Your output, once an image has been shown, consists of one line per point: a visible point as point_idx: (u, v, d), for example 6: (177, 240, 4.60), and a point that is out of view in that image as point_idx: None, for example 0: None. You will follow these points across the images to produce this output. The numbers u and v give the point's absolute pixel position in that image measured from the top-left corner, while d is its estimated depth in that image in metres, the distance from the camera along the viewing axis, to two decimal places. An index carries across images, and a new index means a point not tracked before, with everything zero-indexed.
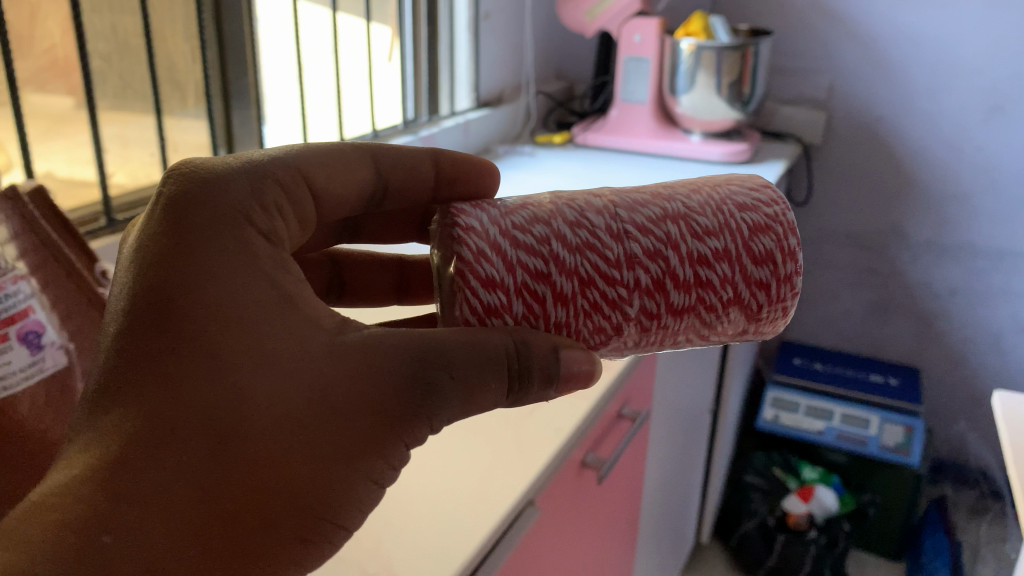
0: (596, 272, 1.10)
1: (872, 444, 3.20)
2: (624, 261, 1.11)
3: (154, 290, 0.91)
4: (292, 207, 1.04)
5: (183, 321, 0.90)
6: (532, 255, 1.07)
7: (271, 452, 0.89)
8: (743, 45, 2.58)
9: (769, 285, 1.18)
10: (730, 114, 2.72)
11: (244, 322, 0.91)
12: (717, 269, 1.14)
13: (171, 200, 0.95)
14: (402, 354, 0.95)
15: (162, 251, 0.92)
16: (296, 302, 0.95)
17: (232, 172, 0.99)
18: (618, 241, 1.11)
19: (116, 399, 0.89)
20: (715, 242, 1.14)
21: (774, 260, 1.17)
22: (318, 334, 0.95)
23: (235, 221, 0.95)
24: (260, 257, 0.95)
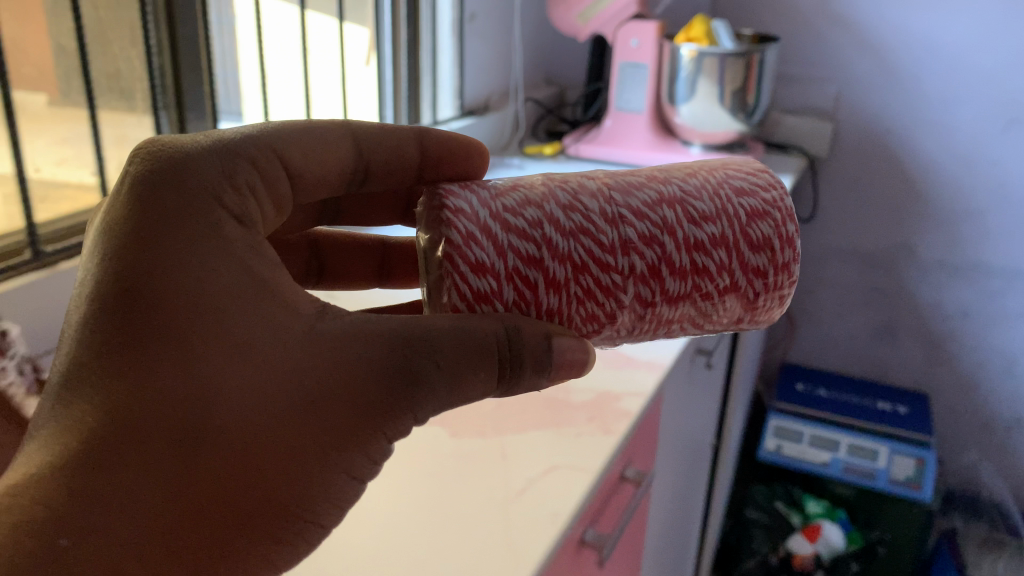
0: (592, 257, 1.08)
1: (881, 477, 3.08)
2: (619, 247, 1.09)
3: (117, 274, 0.92)
4: (266, 185, 1.03)
5: (149, 309, 0.90)
6: (525, 238, 1.05)
7: (239, 448, 0.91)
8: (748, 51, 2.50)
9: (767, 270, 1.17)
10: (733, 124, 2.64)
11: (208, 303, 0.91)
12: (714, 255, 1.13)
13: (140, 181, 0.95)
14: (388, 342, 0.95)
15: (131, 237, 0.93)
16: (271, 286, 0.95)
17: (203, 150, 0.99)
18: (613, 225, 1.09)
19: (85, 382, 0.91)
20: (713, 227, 1.13)
21: (772, 246, 1.16)
22: (296, 321, 0.95)
23: (204, 204, 0.95)
24: (233, 242, 0.95)
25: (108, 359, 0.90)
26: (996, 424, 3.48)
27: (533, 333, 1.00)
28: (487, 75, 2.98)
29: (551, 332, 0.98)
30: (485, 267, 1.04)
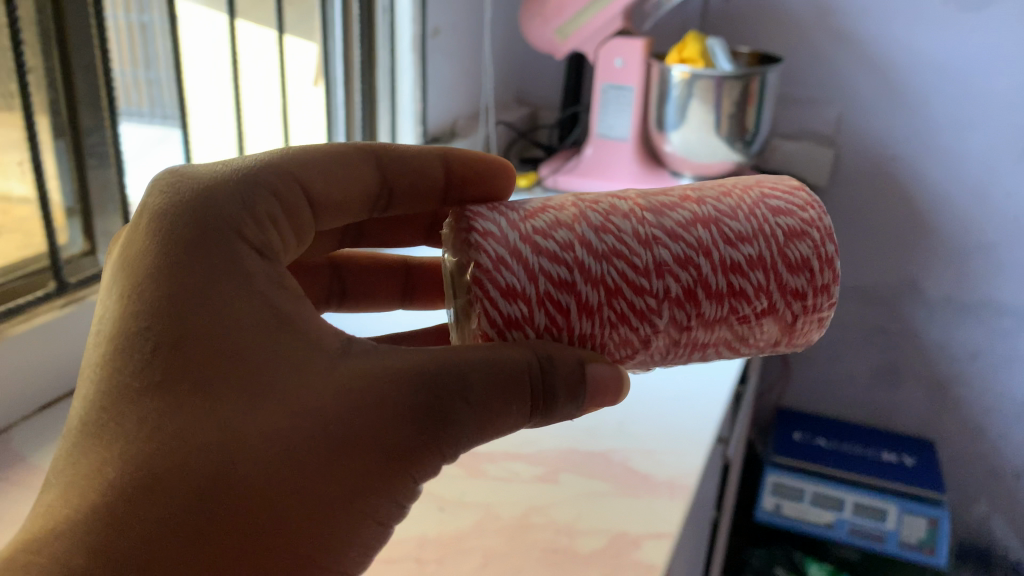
0: (627, 277, 1.00)
1: (889, 540, 2.60)
2: (654, 270, 1.00)
3: (165, 314, 0.92)
4: (288, 216, 1.04)
5: (187, 346, 0.90)
6: (558, 263, 0.98)
7: (267, 488, 0.88)
8: (748, 73, 2.09)
9: (809, 292, 1.06)
10: (729, 157, 2.24)
11: (234, 344, 0.91)
12: (754, 276, 1.03)
13: (168, 217, 0.96)
14: (411, 381, 0.93)
15: (163, 274, 0.93)
16: (294, 324, 0.94)
17: (223, 180, 1.00)
18: (647, 246, 1.00)
19: (116, 413, 0.90)
20: (752, 246, 1.03)
21: (813, 266, 1.06)
22: (318, 356, 0.93)
23: (224, 236, 0.95)
24: (253, 277, 0.95)
25: (142, 395, 0.90)
26: (1003, 470, 3.01)
27: (566, 362, 0.97)
28: (450, 95, 2.66)
29: (584, 360, 0.99)
30: (519, 291, 0.98)
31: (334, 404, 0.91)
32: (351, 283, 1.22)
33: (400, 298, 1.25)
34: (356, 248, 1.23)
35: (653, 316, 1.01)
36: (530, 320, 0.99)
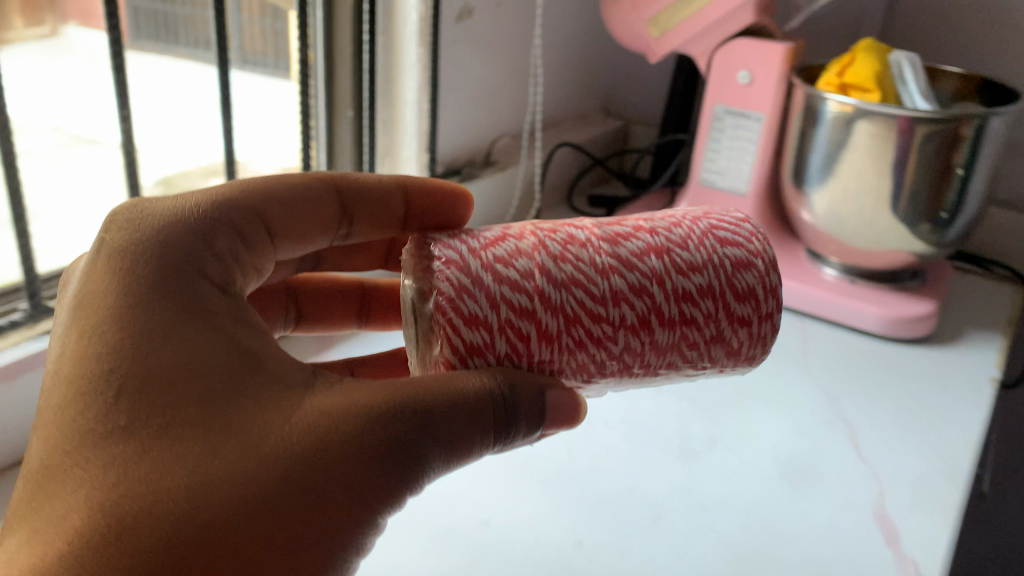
0: (587, 300, 0.75)
1: None
2: (609, 298, 0.76)
3: (140, 344, 0.68)
4: (249, 251, 0.79)
5: (202, 372, 0.68)
6: (518, 291, 0.74)
7: (241, 512, 0.63)
8: (957, 114, 1.20)
9: (757, 335, 0.82)
10: (907, 247, 1.33)
11: (206, 394, 0.67)
12: (705, 304, 0.79)
13: (137, 245, 0.72)
14: (381, 409, 0.68)
15: (163, 304, 0.70)
16: (254, 353, 0.71)
17: (178, 211, 0.75)
18: (603, 274, 0.76)
19: (78, 459, 0.65)
20: (704, 264, 0.80)
21: (767, 302, 0.82)
22: (286, 389, 0.70)
23: (186, 273, 0.72)
24: (222, 319, 0.71)
25: (114, 430, 0.65)
26: None
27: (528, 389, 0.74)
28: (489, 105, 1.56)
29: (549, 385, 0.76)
30: (481, 320, 0.74)
31: (300, 440, 0.66)
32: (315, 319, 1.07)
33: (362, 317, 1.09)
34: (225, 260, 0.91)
35: (611, 350, 0.77)
36: (478, 354, 0.74)
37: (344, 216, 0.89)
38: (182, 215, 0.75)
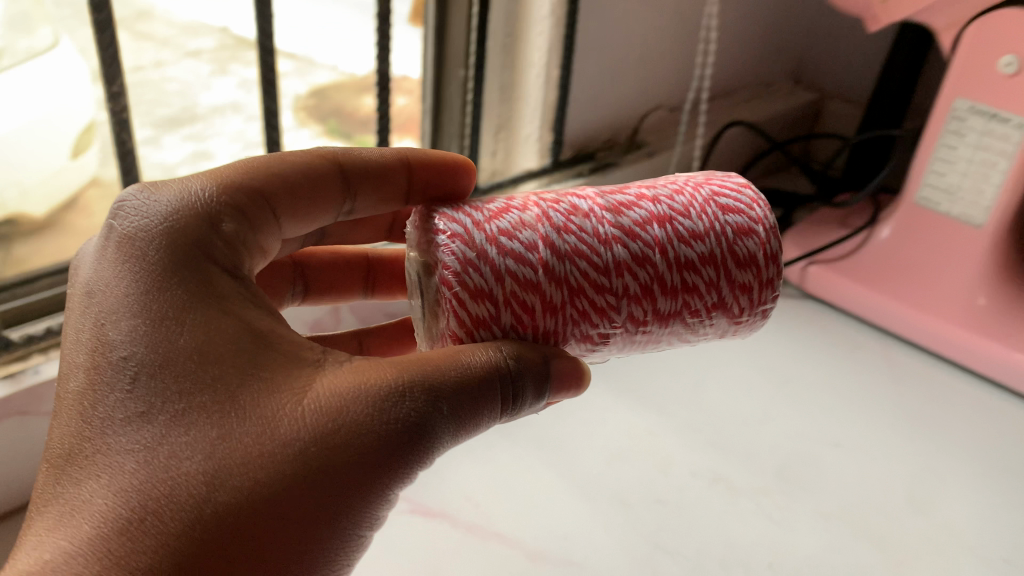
0: (586, 269, 0.38)
1: None
2: (618, 282, 0.38)
3: (146, 310, 0.34)
4: (240, 244, 0.38)
5: (175, 352, 0.34)
6: (508, 272, 0.37)
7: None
8: None
9: (740, 323, 0.42)
10: None
11: (225, 366, 0.34)
12: (714, 281, 0.40)
13: (170, 228, 0.36)
14: (387, 374, 0.35)
15: (165, 248, 0.35)
16: (212, 275, 0.36)
17: (165, 216, 0.36)
18: (614, 250, 0.38)
19: (67, 522, 0.32)
20: (705, 218, 0.40)
21: (778, 276, 0.41)
22: (284, 354, 0.35)
23: (189, 251, 0.36)
24: (220, 284, 0.36)
25: (129, 417, 0.33)
26: None
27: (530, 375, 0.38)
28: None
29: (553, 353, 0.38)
30: (487, 298, 0.37)
31: (317, 430, 0.33)
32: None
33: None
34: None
35: (601, 333, 0.40)
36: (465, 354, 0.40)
37: (367, 287, 0.56)
38: (189, 202, 0.37)
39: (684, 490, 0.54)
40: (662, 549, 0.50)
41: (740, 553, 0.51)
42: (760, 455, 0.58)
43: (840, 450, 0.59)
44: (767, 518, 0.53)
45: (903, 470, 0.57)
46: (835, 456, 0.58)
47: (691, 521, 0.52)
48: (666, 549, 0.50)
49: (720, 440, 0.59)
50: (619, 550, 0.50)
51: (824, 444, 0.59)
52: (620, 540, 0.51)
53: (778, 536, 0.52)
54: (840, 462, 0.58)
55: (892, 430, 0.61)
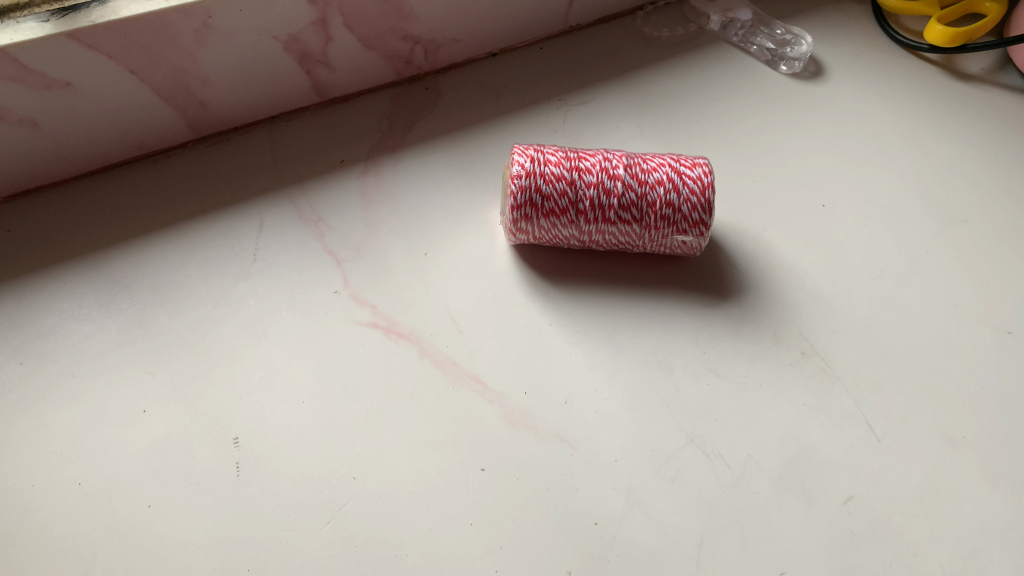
0: (600, 192, 0.52)
1: None
2: (610, 213, 0.53)
3: None
4: None
5: None
6: (599, 192, 0.52)
7: None
8: None
9: (682, 246, 0.55)
10: None
11: None
12: (640, 231, 0.54)
13: None
14: None
15: None
16: None
17: None
18: (626, 192, 0.52)
19: None
20: (700, 184, 0.53)
21: (709, 215, 0.53)
22: None
23: None
24: None
25: None
26: None
27: (610, 215, 0.53)
28: None
29: (604, 218, 0.53)
30: (601, 209, 0.53)
31: None
32: (344, 96, 0.66)
33: (475, 107, 0.66)
34: (169, 24, 0.51)
35: (589, 232, 0.54)
36: (523, 233, 0.55)
37: None
38: None
39: (711, 435, 0.52)
40: (662, 477, 0.50)
41: (721, 512, 0.49)
42: (815, 437, 0.52)
43: (953, 452, 0.52)
44: (806, 498, 0.50)
45: (1004, 495, 0.51)
46: (938, 459, 0.52)
47: (697, 466, 0.50)
48: (668, 468, 0.50)
49: (803, 419, 0.52)
50: (599, 475, 0.50)
51: (939, 435, 0.52)
52: (579, 463, 0.50)
53: (773, 511, 0.49)
54: (947, 466, 0.51)
55: (1009, 440, 0.52)
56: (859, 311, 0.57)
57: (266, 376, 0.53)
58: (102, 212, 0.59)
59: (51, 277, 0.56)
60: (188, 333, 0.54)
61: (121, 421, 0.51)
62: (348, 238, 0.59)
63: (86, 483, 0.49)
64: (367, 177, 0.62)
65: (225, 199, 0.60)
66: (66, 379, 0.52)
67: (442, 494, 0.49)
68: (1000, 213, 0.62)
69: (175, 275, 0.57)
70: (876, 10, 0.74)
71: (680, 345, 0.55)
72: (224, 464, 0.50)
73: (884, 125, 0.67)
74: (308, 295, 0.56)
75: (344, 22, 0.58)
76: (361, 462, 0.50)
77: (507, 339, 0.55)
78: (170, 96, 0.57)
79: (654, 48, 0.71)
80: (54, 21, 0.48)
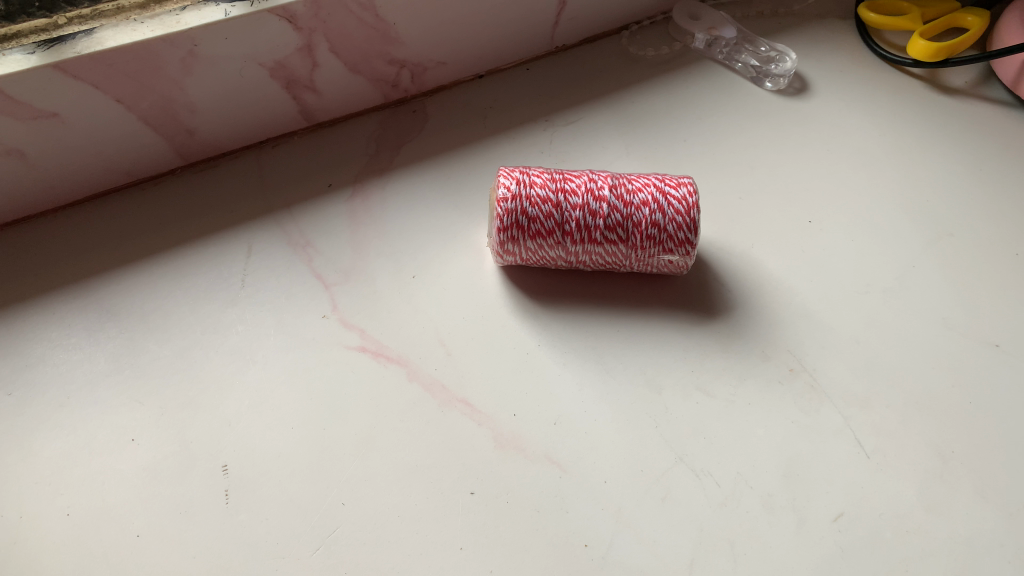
0: (586, 214, 0.53)
1: None
2: (596, 234, 0.53)
3: None
4: None
5: None
6: (584, 214, 0.53)
7: None
8: None
9: (668, 265, 0.55)
10: None
11: None
12: (626, 251, 0.54)
13: None
14: None
15: None
16: None
17: None
18: (612, 213, 0.53)
19: None
20: (685, 204, 0.53)
21: (695, 234, 0.53)
22: None
23: None
24: None
25: None
26: None
27: (596, 236, 0.53)
28: None
29: (590, 239, 0.53)
30: (587, 230, 0.53)
31: None
32: (331, 120, 0.66)
33: (462, 129, 0.67)
34: (155, 53, 0.52)
35: (576, 254, 0.54)
36: (510, 254, 0.55)
37: None
38: None
39: (701, 454, 0.52)
40: (652, 498, 0.50)
41: (711, 532, 0.49)
42: (805, 454, 0.52)
43: (943, 467, 0.52)
44: (796, 515, 0.50)
45: (994, 509, 0.51)
46: (928, 475, 0.52)
47: (687, 486, 0.50)
48: (658, 489, 0.50)
49: (792, 437, 0.52)
50: (588, 497, 0.50)
51: (928, 450, 0.52)
52: (569, 485, 0.50)
53: (763, 530, 0.49)
54: (937, 482, 0.51)
55: (998, 454, 0.52)
56: (847, 327, 0.57)
57: (255, 402, 0.53)
58: (91, 240, 0.60)
59: (39, 307, 0.56)
60: (176, 361, 0.54)
61: (110, 450, 0.51)
62: (337, 262, 0.59)
63: (74, 513, 0.49)
64: (355, 201, 0.62)
65: (212, 224, 0.61)
66: (54, 409, 0.52)
67: (431, 519, 0.49)
68: (986, 226, 0.63)
69: (163, 301, 0.57)
70: (860, 25, 0.75)
71: (669, 364, 0.55)
72: (214, 492, 0.50)
73: (870, 140, 0.68)
74: (296, 320, 0.56)
75: (330, 48, 0.59)
76: (350, 487, 0.50)
77: (496, 361, 0.55)
78: (157, 124, 0.58)
79: (640, 66, 0.72)
80: (40, 52, 0.49)
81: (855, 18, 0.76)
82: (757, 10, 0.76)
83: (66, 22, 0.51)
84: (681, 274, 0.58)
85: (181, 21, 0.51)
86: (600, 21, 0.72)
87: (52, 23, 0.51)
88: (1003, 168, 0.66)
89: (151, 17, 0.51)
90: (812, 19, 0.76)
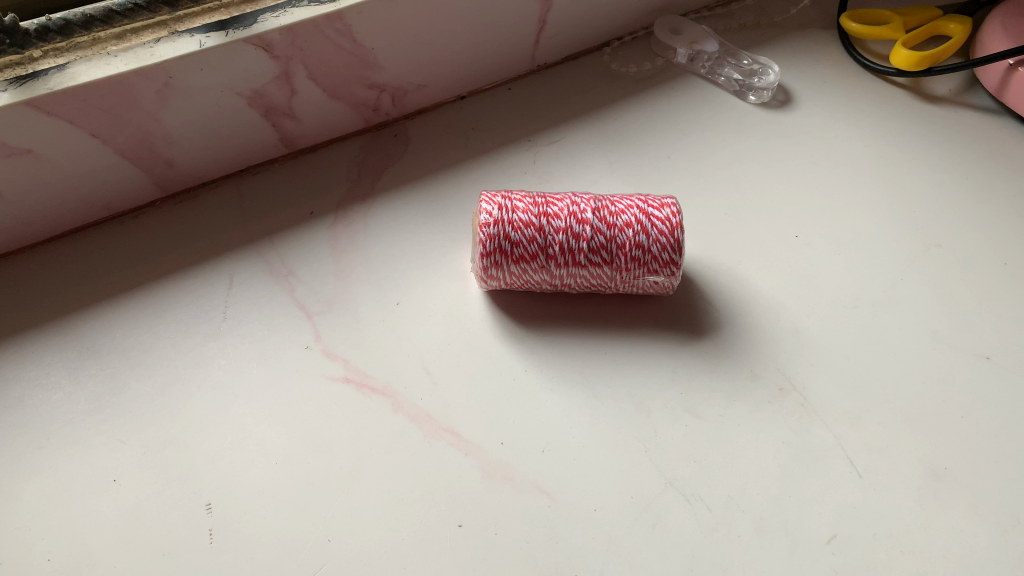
0: (569, 237, 0.52)
1: None
2: (580, 256, 0.53)
3: None
4: None
5: None
6: (568, 237, 0.52)
7: None
8: None
9: (654, 285, 0.55)
10: None
11: None
12: (611, 273, 0.53)
13: None
14: None
15: None
16: None
17: None
18: (595, 234, 0.52)
19: None
20: (669, 224, 0.53)
21: (679, 254, 0.53)
22: None
23: None
24: None
25: None
26: None
27: (580, 258, 0.53)
28: None
29: (574, 262, 0.53)
30: (571, 254, 0.52)
31: None
32: (312, 146, 0.66)
33: (446, 151, 0.66)
34: (130, 86, 0.51)
35: (560, 277, 0.54)
36: (494, 279, 0.55)
37: None
38: None
39: (691, 478, 0.51)
40: (642, 525, 0.49)
41: (702, 557, 0.49)
42: (796, 475, 0.51)
43: (936, 484, 0.51)
44: (789, 538, 0.49)
45: (989, 526, 0.50)
46: (921, 493, 0.51)
47: (678, 511, 0.50)
48: (648, 515, 0.50)
49: (782, 458, 0.52)
50: (578, 525, 0.49)
51: (920, 467, 0.52)
52: (558, 514, 0.50)
53: (755, 554, 0.49)
54: (931, 499, 0.51)
55: (991, 468, 0.52)
56: (836, 343, 0.57)
57: (239, 438, 0.52)
58: (70, 276, 0.59)
59: (19, 347, 0.56)
60: (158, 397, 0.54)
61: (92, 491, 0.51)
62: (320, 291, 0.59)
63: (56, 557, 0.48)
64: (337, 227, 0.62)
65: (193, 256, 0.60)
66: (34, 452, 0.52)
67: (419, 553, 0.48)
68: (973, 236, 0.62)
69: (145, 336, 0.57)
70: (842, 35, 0.75)
71: (657, 386, 0.55)
72: (198, 532, 0.49)
73: (855, 151, 0.68)
74: (280, 352, 0.56)
75: (309, 75, 0.59)
76: (337, 524, 0.49)
77: (482, 388, 0.54)
78: (135, 156, 0.57)
79: (623, 83, 0.72)
80: (12, 89, 0.48)
81: (837, 28, 0.77)
82: (739, 22, 0.77)
83: (41, 54, 0.50)
84: (667, 294, 0.57)
85: (156, 55, 0.51)
86: (581, 38, 0.72)
87: (27, 56, 0.50)
88: (988, 177, 0.66)
89: (124, 50, 0.51)
90: (794, 29, 0.76)
